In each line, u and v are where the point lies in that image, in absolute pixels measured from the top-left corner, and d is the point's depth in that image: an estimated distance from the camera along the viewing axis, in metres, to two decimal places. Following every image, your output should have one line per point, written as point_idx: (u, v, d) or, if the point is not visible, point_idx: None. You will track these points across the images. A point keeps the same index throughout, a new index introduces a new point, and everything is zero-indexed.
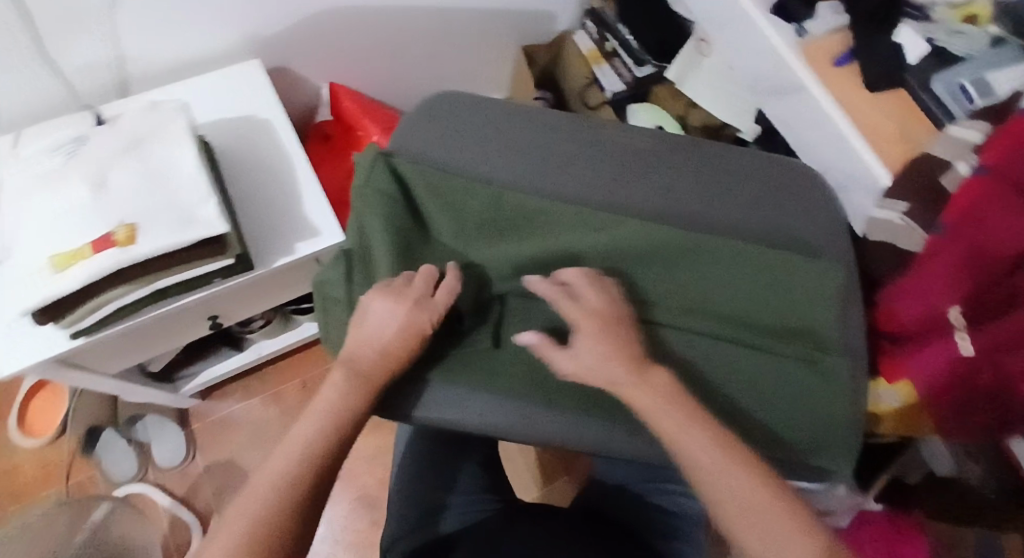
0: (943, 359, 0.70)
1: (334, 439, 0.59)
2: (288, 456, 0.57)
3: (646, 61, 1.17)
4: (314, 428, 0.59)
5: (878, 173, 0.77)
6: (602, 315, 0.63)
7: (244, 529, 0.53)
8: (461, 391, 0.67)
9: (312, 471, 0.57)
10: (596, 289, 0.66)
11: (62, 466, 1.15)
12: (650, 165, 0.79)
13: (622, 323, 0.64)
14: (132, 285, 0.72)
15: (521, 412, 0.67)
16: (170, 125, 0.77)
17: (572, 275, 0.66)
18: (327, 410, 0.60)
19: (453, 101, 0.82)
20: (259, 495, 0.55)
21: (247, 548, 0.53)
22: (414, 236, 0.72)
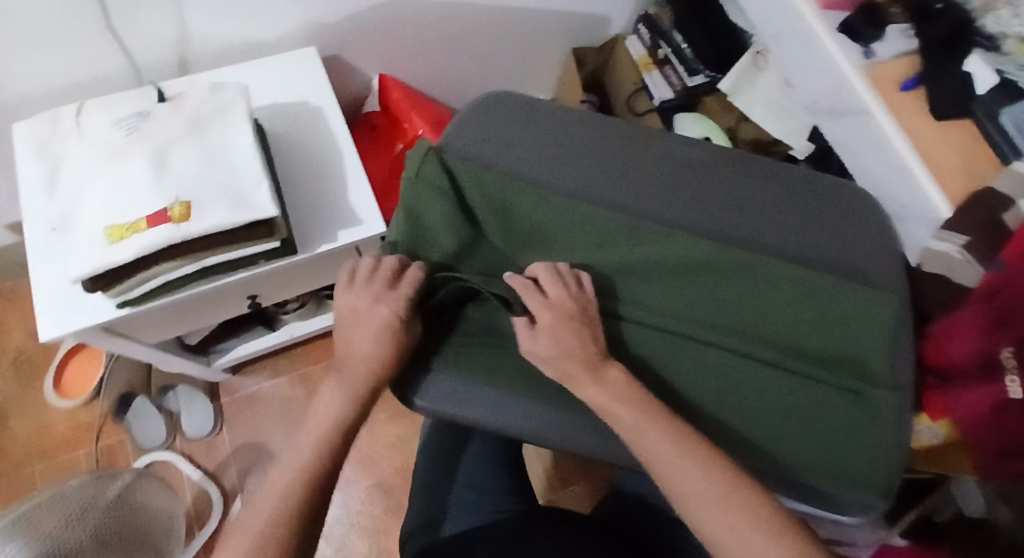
0: (992, 401, 0.67)
1: (335, 449, 0.61)
2: (293, 466, 0.59)
3: (699, 71, 1.13)
4: (318, 436, 0.61)
5: (939, 206, 0.75)
6: (559, 313, 0.63)
7: (253, 529, 0.55)
8: (463, 381, 0.65)
9: (316, 471, 0.59)
10: (562, 286, 0.65)
11: (93, 428, 1.17)
12: (700, 179, 0.78)
13: (580, 322, 0.63)
14: (181, 261, 0.74)
15: (524, 409, 0.65)
16: (230, 110, 0.79)
17: (546, 275, 0.66)
18: (326, 422, 0.62)
19: (504, 99, 0.82)
20: (270, 503, 0.57)
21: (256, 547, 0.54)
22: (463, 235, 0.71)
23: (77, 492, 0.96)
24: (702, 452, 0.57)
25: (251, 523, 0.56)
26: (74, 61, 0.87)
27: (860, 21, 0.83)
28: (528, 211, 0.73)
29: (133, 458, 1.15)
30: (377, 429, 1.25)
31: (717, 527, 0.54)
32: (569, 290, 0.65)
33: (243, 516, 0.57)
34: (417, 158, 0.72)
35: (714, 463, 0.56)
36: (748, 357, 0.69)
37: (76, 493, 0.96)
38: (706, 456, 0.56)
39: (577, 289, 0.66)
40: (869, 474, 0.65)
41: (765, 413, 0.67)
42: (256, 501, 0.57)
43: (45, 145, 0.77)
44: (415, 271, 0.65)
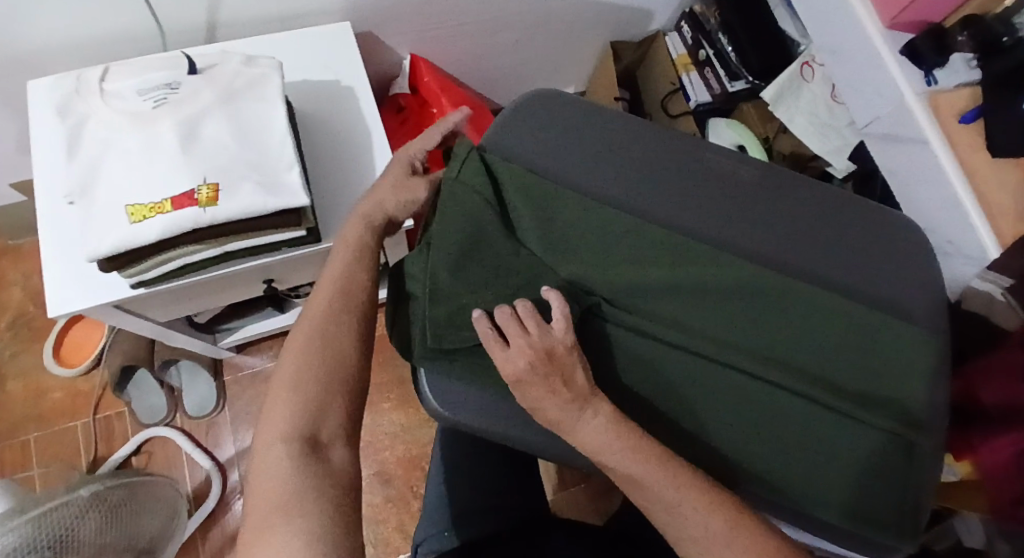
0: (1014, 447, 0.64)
1: (364, 269, 0.64)
2: (309, 330, 0.59)
3: (741, 76, 1.12)
4: (336, 282, 0.62)
5: (988, 247, 0.75)
6: (521, 370, 0.56)
7: (314, 325, 0.60)
8: (469, 388, 0.61)
9: (358, 275, 0.63)
10: (521, 334, 0.57)
11: (92, 397, 1.16)
12: (750, 198, 0.74)
13: (542, 372, 0.56)
14: (204, 244, 0.71)
15: (527, 418, 0.61)
16: (262, 87, 0.75)
17: (504, 320, 0.58)
18: (352, 242, 0.65)
19: (547, 99, 0.78)
20: (324, 305, 0.61)
21: (321, 335, 0.59)
22: (499, 240, 0.65)
23: (89, 499, 0.82)
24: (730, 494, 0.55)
25: (307, 335, 0.59)
26: (99, 23, 0.83)
27: (927, 46, 0.79)
28: (555, 227, 0.68)
29: (131, 431, 1.15)
30: (382, 416, 1.23)
31: None
32: (531, 337, 0.57)
33: (298, 334, 0.60)
34: (462, 158, 0.69)
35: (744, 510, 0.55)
36: (792, 393, 0.64)
37: (88, 499, 0.81)
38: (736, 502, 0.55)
39: (538, 332, 0.57)
40: (903, 519, 0.63)
41: (802, 452, 0.62)
42: (309, 313, 0.61)
43: (65, 109, 0.72)
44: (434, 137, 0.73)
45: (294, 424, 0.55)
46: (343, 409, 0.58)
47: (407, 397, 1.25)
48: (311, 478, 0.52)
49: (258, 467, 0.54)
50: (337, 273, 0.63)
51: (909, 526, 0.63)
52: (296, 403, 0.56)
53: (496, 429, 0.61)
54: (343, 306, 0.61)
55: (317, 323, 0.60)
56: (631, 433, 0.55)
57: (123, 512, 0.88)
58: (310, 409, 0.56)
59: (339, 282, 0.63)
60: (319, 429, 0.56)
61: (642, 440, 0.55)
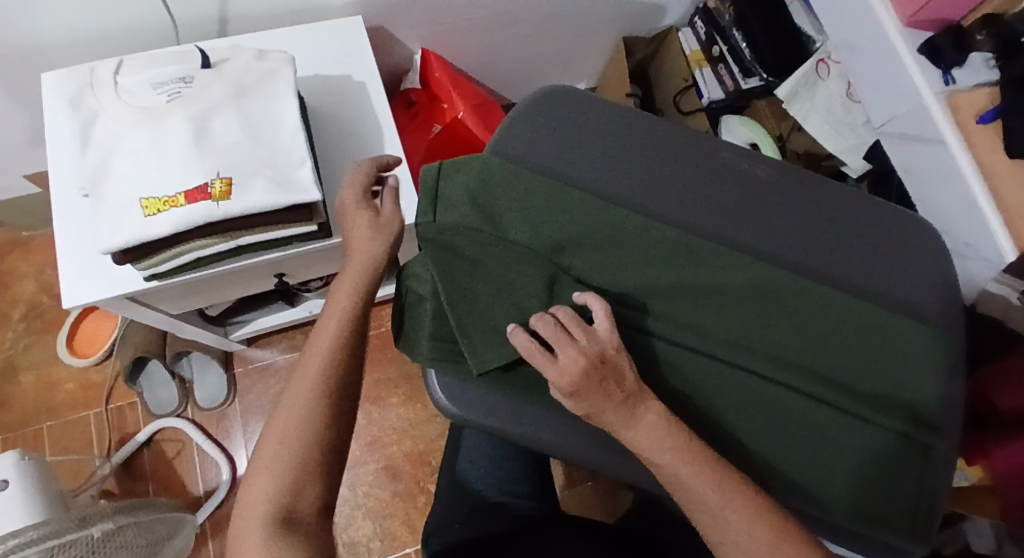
0: None
1: (351, 333, 0.62)
2: (301, 392, 0.59)
3: (755, 73, 1.12)
4: (323, 349, 0.61)
5: (1004, 249, 0.74)
6: (578, 377, 0.54)
7: (297, 397, 0.59)
8: (478, 389, 0.61)
9: (345, 341, 0.62)
10: (571, 343, 0.55)
11: (104, 388, 1.17)
12: (762, 196, 0.73)
13: (598, 377, 0.54)
14: (215, 239, 0.71)
15: (533, 420, 0.61)
16: (274, 81, 0.75)
17: (549, 331, 0.56)
18: (342, 304, 0.63)
19: (560, 95, 0.77)
20: (308, 374, 0.60)
21: (304, 407, 0.58)
22: (494, 241, 0.66)
23: (99, 537, 0.69)
24: (739, 495, 0.55)
25: (290, 407, 0.58)
26: (111, 17, 0.83)
27: (945, 44, 0.78)
28: (564, 224, 0.68)
29: (142, 422, 1.16)
30: (390, 411, 1.24)
31: None
32: (581, 345, 0.55)
33: (283, 403, 0.59)
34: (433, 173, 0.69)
35: (751, 507, 0.54)
36: (803, 394, 0.63)
37: (98, 539, 0.69)
38: (747, 502, 0.54)
39: (584, 337, 0.56)
40: (915, 518, 0.62)
41: (812, 450, 0.61)
42: (295, 382, 0.60)
43: (78, 102, 0.72)
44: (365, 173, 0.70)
45: (280, 492, 0.55)
46: (325, 483, 0.57)
47: (415, 392, 1.25)
48: (299, 552, 0.52)
49: (239, 542, 0.54)
50: (331, 329, 0.62)
51: (919, 529, 0.62)
52: (273, 481, 0.55)
53: (506, 429, 0.61)
54: (328, 374, 0.60)
55: (301, 394, 0.59)
56: (643, 431, 0.55)
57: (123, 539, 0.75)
58: (288, 485, 0.55)
59: (324, 348, 0.61)
60: (299, 503, 0.55)
61: (654, 439, 0.55)
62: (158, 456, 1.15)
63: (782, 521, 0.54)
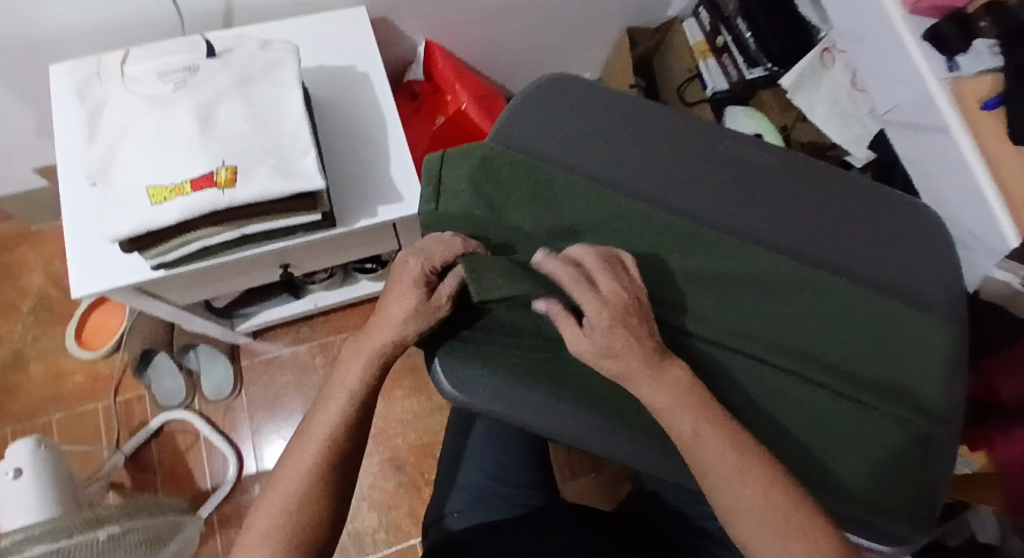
0: None
1: (356, 411, 0.59)
2: (297, 471, 0.57)
3: (760, 63, 1.10)
4: (326, 425, 0.58)
5: (1008, 235, 0.73)
6: (620, 309, 0.56)
7: (296, 480, 0.56)
8: (487, 377, 0.61)
9: (350, 420, 0.59)
10: (613, 275, 0.58)
11: (112, 380, 1.18)
12: (765, 184, 0.73)
13: (636, 315, 0.57)
14: (221, 228, 0.71)
15: (536, 407, 0.60)
16: (279, 71, 0.76)
17: (595, 264, 0.58)
18: (353, 380, 0.59)
19: (563, 84, 0.77)
20: (309, 453, 0.57)
21: (301, 490, 0.56)
22: (495, 226, 0.67)
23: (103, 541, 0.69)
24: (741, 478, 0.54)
25: (284, 484, 0.56)
26: (117, 9, 0.84)
27: (950, 31, 0.78)
28: (563, 210, 0.68)
29: (150, 413, 1.17)
30: (394, 403, 1.24)
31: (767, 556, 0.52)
32: (622, 283, 0.58)
33: (279, 477, 0.57)
34: (434, 163, 0.70)
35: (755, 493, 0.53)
36: (806, 379, 0.62)
37: (103, 542, 0.68)
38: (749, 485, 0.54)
39: (608, 282, 0.57)
40: (921, 505, 0.60)
41: (814, 434, 0.61)
42: (291, 456, 0.58)
43: (85, 92, 0.73)
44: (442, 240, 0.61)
45: None
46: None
47: (419, 384, 1.26)
48: None
49: None
50: (336, 404, 0.59)
51: (922, 513, 0.60)
52: None
53: (513, 415, 0.60)
54: (327, 457, 0.57)
55: (297, 475, 0.57)
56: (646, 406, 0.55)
57: (127, 543, 0.74)
58: None
59: (328, 424, 0.58)
60: None
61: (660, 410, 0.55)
62: (166, 448, 1.16)
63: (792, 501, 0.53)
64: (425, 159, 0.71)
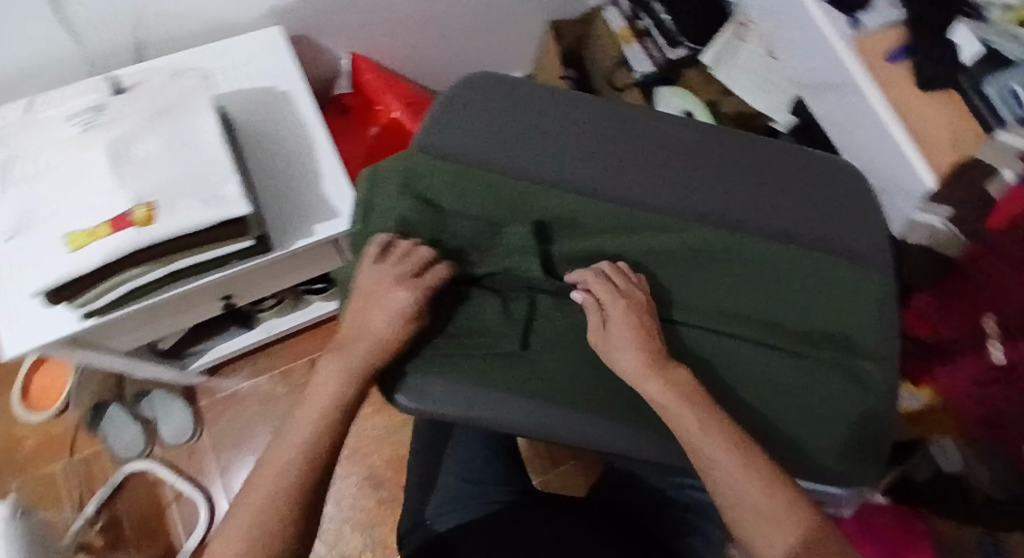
0: (977, 371, 0.66)
1: (333, 419, 0.59)
2: (271, 476, 0.55)
3: (680, 43, 1.15)
4: (304, 431, 0.58)
5: (924, 177, 0.74)
6: (639, 303, 0.62)
7: (271, 486, 0.55)
8: (450, 385, 0.61)
9: (328, 428, 0.58)
10: (626, 277, 0.64)
11: (67, 439, 1.14)
12: (694, 155, 0.74)
13: (649, 315, 0.62)
14: (148, 266, 0.69)
15: (501, 405, 0.61)
16: (190, 98, 0.73)
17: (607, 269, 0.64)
18: (332, 389, 0.59)
19: (488, 80, 0.77)
20: (282, 460, 0.56)
21: (275, 496, 0.55)
22: (439, 222, 0.67)
23: None
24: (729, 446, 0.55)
25: (259, 490, 0.55)
26: (19, 56, 0.81)
27: None
28: (499, 200, 0.68)
29: (110, 468, 1.14)
30: (365, 421, 1.23)
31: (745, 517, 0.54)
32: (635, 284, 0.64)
33: (254, 482, 0.56)
34: (368, 178, 0.69)
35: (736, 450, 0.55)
36: (750, 342, 0.64)
37: None
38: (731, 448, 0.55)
39: (631, 285, 0.63)
40: (867, 451, 0.62)
41: (761, 388, 0.63)
42: (265, 464, 0.56)
43: None
44: (442, 269, 0.62)
45: None
46: None
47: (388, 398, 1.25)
48: None
49: None
50: (317, 411, 0.59)
51: (868, 459, 0.62)
52: None
53: (477, 415, 0.61)
54: (301, 462, 0.56)
55: (272, 481, 0.55)
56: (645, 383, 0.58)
57: None
58: None
59: (308, 432, 0.58)
60: None
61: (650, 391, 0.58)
62: (133, 502, 1.13)
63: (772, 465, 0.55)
64: (365, 174, 0.69)
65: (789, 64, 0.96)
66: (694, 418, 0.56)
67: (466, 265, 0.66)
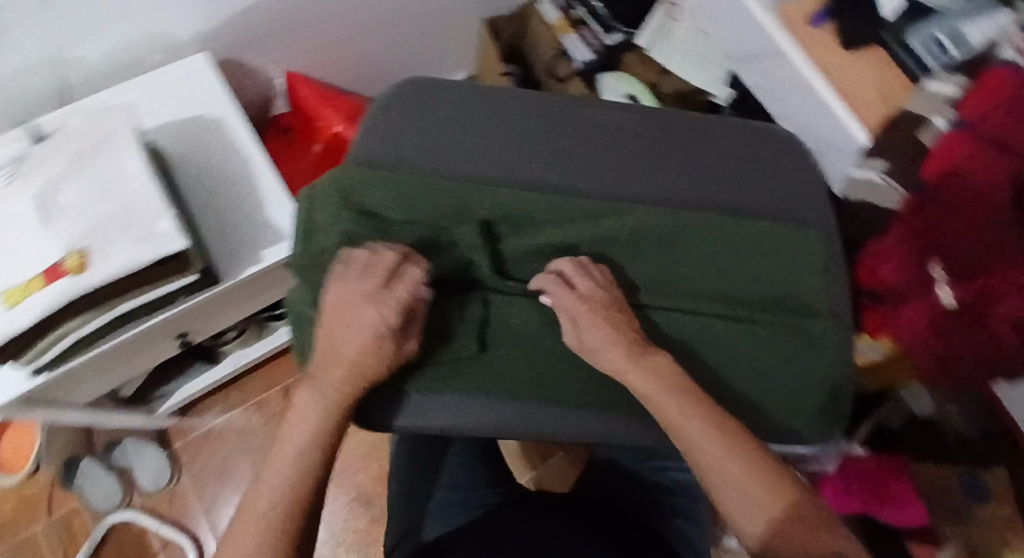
0: (925, 317, 0.67)
1: (318, 444, 0.59)
2: (259, 507, 0.57)
3: (614, 28, 1.17)
4: (288, 460, 0.58)
5: (859, 136, 0.75)
6: (603, 298, 0.62)
7: (259, 517, 0.56)
8: (440, 403, 0.65)
9: (314, 454, 0.59)
10: (589, 276, 0.63)
11: (43, 499, 1.12)
12: (633, 137, 0.74)
13: (619, 308, 0.62)
14: (90, 313, 0.68)
15: (489, 415, 0.65)
16: (113, 138, 0.72)
17: (568, 267, 0.64)
18: (314, 414, 0.60)
19: (419, 86, 0.77)
20: (268, 490, 0.57)
21: (263, 528, 0.56)
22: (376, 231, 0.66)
23: None
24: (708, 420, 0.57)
25: (248, 521, 0.57)
26: None
27: None
28: (437, 198, 0.67)
29: (91, 522, 1.12)
30: (347, 441, 1.22)
31: (723, 486, 0.55)
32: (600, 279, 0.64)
33: (243, 511, 0.57)
34: (304, 200, 0.69)
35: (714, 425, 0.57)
36: (706, 316, 0.65)
37: None
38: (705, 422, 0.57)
39: (597, 278, 0.63)
40: (826, 407, 0.65)
41: (720, 357, 0.65)
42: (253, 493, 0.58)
43: None
44: (416, 278, 0.61)
45: None
46: None
47: None
48: None
49: None
50: (299, 436, 0.59)
51: (824, 415, 0.65)
52: None
53: (467, 427, 0.66)
54: (288, 493, 0.57)
55: (259, 511, 0.57)
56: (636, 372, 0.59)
57: None
58: None
59: (292, 458, 0.58)
60: None
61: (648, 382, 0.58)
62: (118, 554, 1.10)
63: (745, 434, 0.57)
64: (304, 191, 0.69)
65: (720, 36, 0.97)
66: (677, 401, 0.58)
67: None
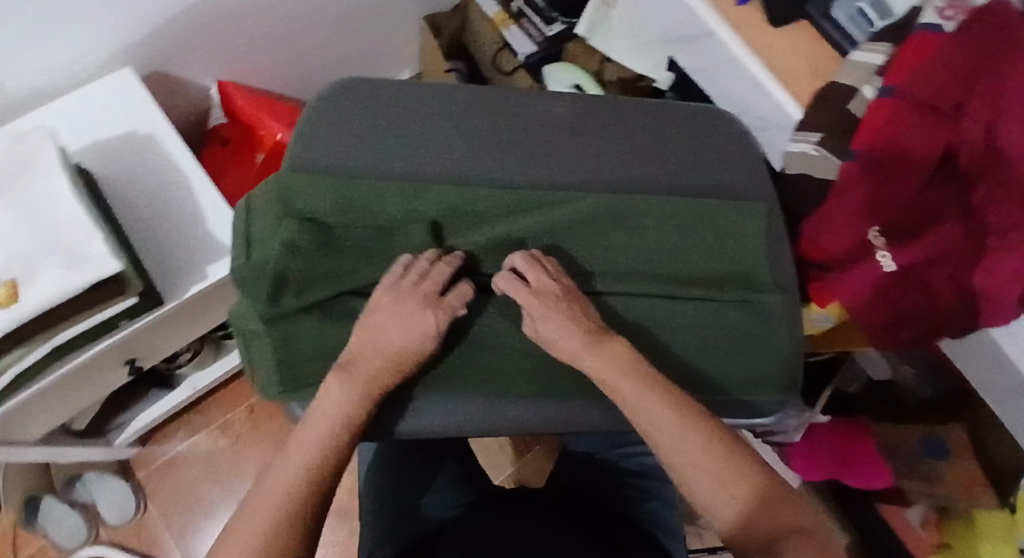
0: (868, 282, 0.68)
1: (338, 446, 0.55)
2: (269, 505, 0.51)
3: (555, 18, 1.16)
4: (304, 457, 0.53)
5: (791, 110, 0.77)
6: (554, 292, 0.62)
7: (267, 517, 0.50)
8: (442, 402, 0.63)
9: (332, 456, 0.54)
10: (543, 270, 0.63)
11: (7, 542, 1.08)
12: (574, 125, 0.75)
13: (567, 299, 0.62)
14: (28, 346, 0.66)
15: (486, 410, 0.64)
16: (36, 161, 0.70)
17: (523, 262, 0.63)
18: (332, 413, 0.56)
19: (353, 87, 0.76)
20: (275, 492, 0.51)
21: (273, 530, 0.50)
22: (319, 237, 0.65)
23: None
24: (670, 400, 0.57)
25: (251, 522, 0.50)
26: None
27: None
28: (383, 201, 0.67)
29: None
30: None
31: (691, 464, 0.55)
32: (551, 272, 0.63)
33: (246, 512, 0.51)
34: (245, 209, 0.70)
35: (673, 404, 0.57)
36: (656, 297, 0.66)
37: None
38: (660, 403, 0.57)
39: (558, 272, 0.64)
40: (779, 378, 0.66)
41: (673, 335, 0.65)
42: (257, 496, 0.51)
43: None
44: (466, 287, 0.63)
45: None
46: None
47: None
48: None
49: None
50: (315, 433, 0.55)
51: (779, 385, 0.66)
52: None
53: (465, 427, 0.64)
54: (303, 493, 0.52)
55: (268, 510, 0.50)
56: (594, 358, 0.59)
57: None
58: None
59: (307, 458, 0.53)
60: None
61: (610, 365, 0.59)
62: None
63: (704, 411, 0.57)
64: (248, 201, 0.69)
65: (654, 20, 0.98)
66: (632, 383, 0.58)
67: (364, 275, 0.65)
